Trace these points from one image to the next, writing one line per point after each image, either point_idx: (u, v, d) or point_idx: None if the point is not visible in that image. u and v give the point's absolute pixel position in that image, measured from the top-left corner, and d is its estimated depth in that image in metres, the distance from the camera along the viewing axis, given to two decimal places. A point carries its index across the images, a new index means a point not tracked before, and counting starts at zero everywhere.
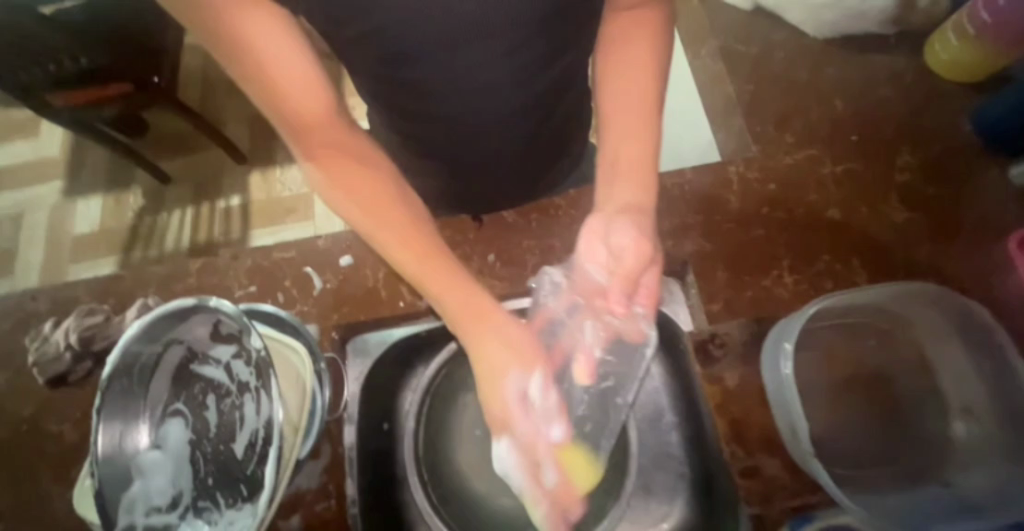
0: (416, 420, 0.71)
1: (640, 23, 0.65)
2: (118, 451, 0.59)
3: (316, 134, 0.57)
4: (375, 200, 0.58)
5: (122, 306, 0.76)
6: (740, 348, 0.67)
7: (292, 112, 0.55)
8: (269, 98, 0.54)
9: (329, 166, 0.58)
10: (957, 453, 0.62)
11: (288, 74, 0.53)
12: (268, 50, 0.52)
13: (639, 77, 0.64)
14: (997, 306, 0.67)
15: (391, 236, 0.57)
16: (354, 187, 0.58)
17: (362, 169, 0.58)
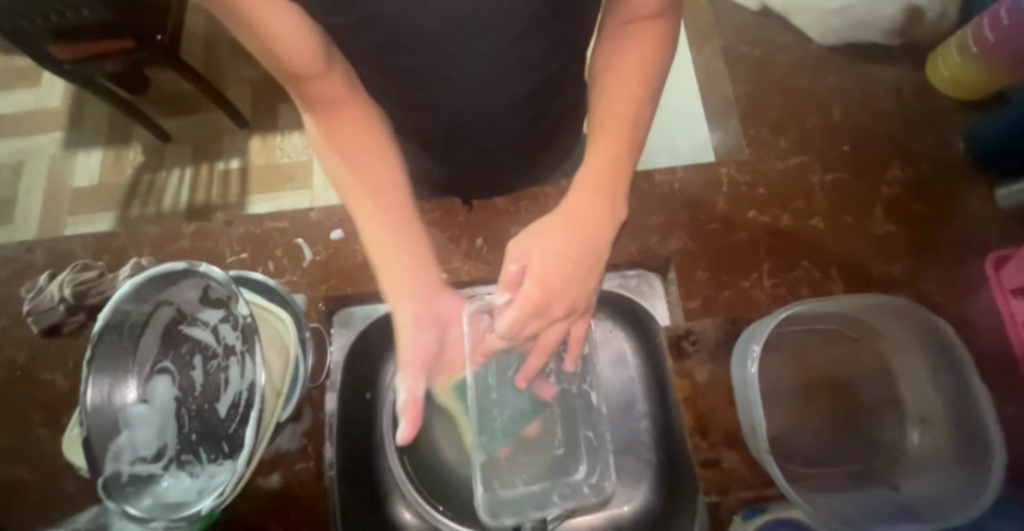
0: (396, 391, 0.75)
1: (646, 31, 0.61)
2: (107, 403, 0.61)
3: (321, 101, 0.58)
4: (369, 165, 0.59)
5: (117, 263, 0.78)
6: (712, 345, 0.69)
7: (295, 72, 0.54)
8: (272, 56, 0.53)
9: (332, 123, 0.59)
10: (908, 459, 0.65)
11: (292, 34, 0.51)
12: (268, 8, 0.50)
13: (636, 88, 0.60)
14: (966, 323, 0.68)
15: (364, 205, 0.59)
16: (355, 147, 0.59)
17: (363, 129, 0.60)
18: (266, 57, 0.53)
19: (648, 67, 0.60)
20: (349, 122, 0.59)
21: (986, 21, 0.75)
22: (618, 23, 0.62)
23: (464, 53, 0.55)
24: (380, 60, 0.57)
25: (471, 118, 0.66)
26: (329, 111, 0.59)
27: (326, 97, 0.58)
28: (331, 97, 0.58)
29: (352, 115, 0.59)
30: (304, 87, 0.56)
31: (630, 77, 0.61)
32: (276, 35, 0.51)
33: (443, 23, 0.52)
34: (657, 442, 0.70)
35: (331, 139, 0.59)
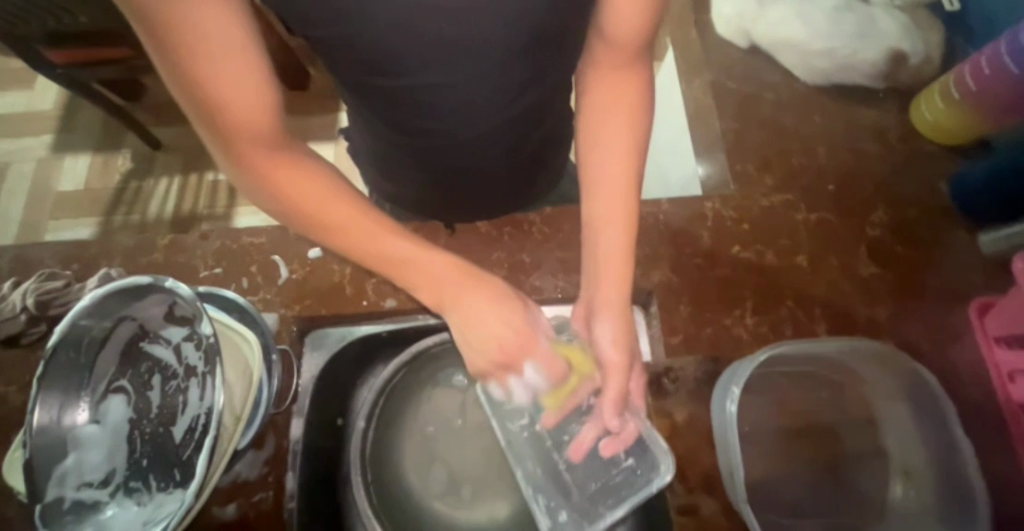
0: (367, 419, 0.70)
1: (621, 83, 0.62)
2: (55, 424, 0.58)
3: (250, 136, 0.49)
4: (327, 215, 0.55)
5: (84, 274, 0.76)
6: (692, 383, 0.67)
7: (225, 117, 0.46)
8: (203, 90, 0.44)
9: (265, 169, 0.52)
10: (891, 512, 0.63)
11: (234, 82, 0.44)
12: (224, 48, 0.42)
13: (624, 139, 0.63)
14: (951, 371, 0.67)
15: (336, 234, 0.56)
16: (301, 199, 0.54)
17: (304, 176, 0.53)
18: (189, 95, 0.44)
19: (631, 115, 0.63)
20: (288, 171, 0.53)
21: (967, 69, 0.72)
22: (596, 73, 0.63)
23: (441, 78, 0.55)
24: (362, 82, 0.56)
25: (453, 142, 0.66)
26: (263, 158, 0.51)
27: (259, 144, 0.50)
28: (267, 137, 0.50)
29: (291, 166, 0.53)
30: (234, 133, 0.48)
31: (614, 128, 0.63)
32: (212, 81, 0.43)
33: (418, 48, 0.51)
34: None
35: (270, 186, 0.53)
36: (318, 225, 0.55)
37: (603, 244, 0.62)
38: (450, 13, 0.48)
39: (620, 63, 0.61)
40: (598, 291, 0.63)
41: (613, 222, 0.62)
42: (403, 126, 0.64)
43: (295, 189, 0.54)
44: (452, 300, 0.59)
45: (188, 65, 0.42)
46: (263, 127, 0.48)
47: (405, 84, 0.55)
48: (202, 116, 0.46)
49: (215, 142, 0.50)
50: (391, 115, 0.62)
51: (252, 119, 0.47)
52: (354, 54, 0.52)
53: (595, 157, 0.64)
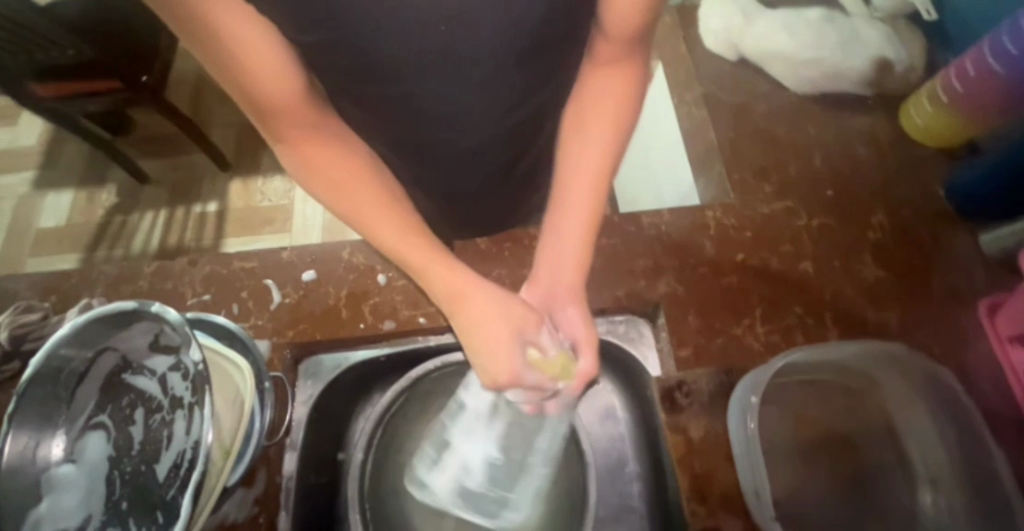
0: (365, 449, 0.66)
1: (613, 80, 0.61)
2: (28, 463, 0.54)
3: (291, 122, 0.54)
4: (362, 202, 0.58)
5: (63, 305, 0.72)
6: (706, 398, 0.64)
7: (261, 100, 0.51)
8: (237, 80, 0.49)
9: (308, 149, 0.56)
10: (923, 525, 0.59)
11: (259, 60, 0.48)
12: (249, 37, 0.47)
13: (606, 139, 0.62)
14: (965, 374, 0.66)
15: (369, 213, 0.58)
16: (334, 177, 0.57)
17: (338, 159, 0.57)
18: (224, 76, 0.50)
19: (614, 116, 0.62)
20: (327, 156, 0.57)
21: (952, 72, 0.75)
22: (587, 73, 0.62)
23: (436, 84, 0.54)
24: (356, 90, 0.55)
25: (450, 152, 0.65)
26: (302, 139, 0.56)
27: (298, 125, 0.55)
28: (307, 124, 0.55)
29: (334, 150, 0.57)
30: (272, 116, 0.53)
31: (597, 130, 0.62)
32: (241, 65, 0.48)
33: (416, 52, 0.50)
34: (650, 506, 0.66)
35: (313, 175, 0.57)
36: (354, 214, 0.58)
37: (563, 233, 0.62)
38: (449, 16, 0.47)
39: (618, 57, 0.59)
40: (557, 278, 0.62)
41: (578, 214, 0.62)
42: (399, 138, 0.63)
43: (336, 169, 0.57)
44: (458, 294, 0.58)
45: (222, 54, 0.47)
46: (295, 105, 0.52)
47: (401, 89, 0.54)
48: (248, 102, 0.52)
49: (273, 137, 0.56)
50: (390, 128, 0.61)
51: (285, 102, 0.52)
52: (349, 58, 0.50)
53: (571, 153, 0.63)
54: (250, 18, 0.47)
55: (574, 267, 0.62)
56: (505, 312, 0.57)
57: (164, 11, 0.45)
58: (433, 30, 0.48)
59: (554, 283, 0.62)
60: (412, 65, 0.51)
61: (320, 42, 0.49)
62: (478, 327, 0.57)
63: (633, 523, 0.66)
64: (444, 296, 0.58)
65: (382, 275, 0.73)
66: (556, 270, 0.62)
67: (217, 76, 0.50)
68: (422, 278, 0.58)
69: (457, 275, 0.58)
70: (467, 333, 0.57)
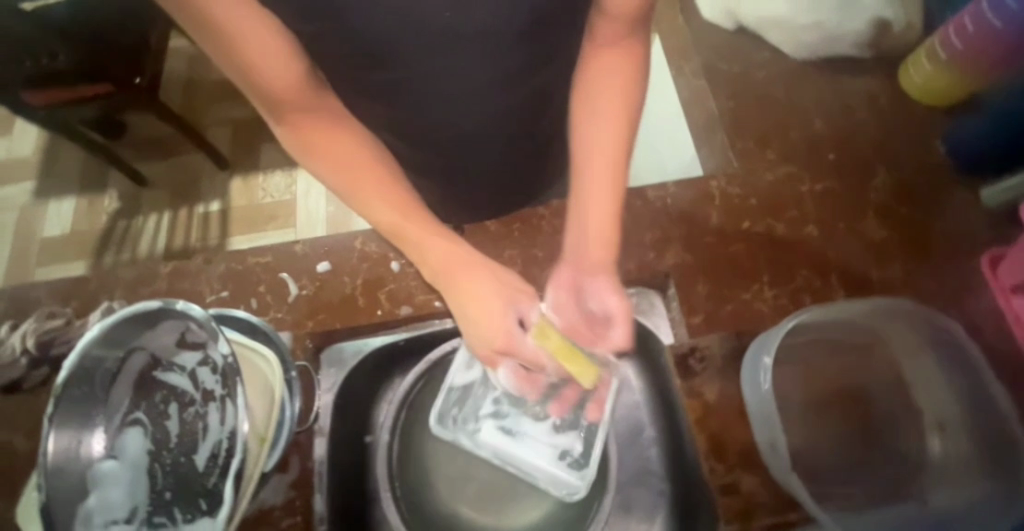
0: (390, 431, 0.69)
1: (617, 58, 0.63)
2: (72, 461, 0.55)
3: (289, 103, 0.55)
4: (361, 179, 0.59)
5: (85, 310, 0.73)
6: (720, 363, 0.66)
7: (259, 82, 0.52)
8: (235, 63, 0.50)
9: (309, 130, 0.57)
10: (932, 469, 0.62)
11: (256, 44, 0.48)
12: (241, 18, 0.47)
13: (616, 120, 0.63)
14: (970, 325, 0.68)
15: (369, 189, 0.59)
16: (334, 157, 0.59)
17: (339, 137, 0.59)
18: (226, 65, 0.51)
19: (624, 93, 0.63)
20: (328, 135, 0.58)
21: (951, 30, 0.76)
22: (592, 54, 0.63)
23: (440, 68, 0.54)
24: (362, 77, 0.56)
25: (456, 137, 0.66)
26: (302, 119, 0.57)
27: (299, 106, 0.55)
28: (304, 106, 0.56)
29: (332, 129, 0.58)
30: (272, 98, 0.54)
31: (609, 109, 0.63)
32: (236, 49, 0.48)
33: (421, 36, 0.50)
34: (669, 469, 0.68)
35: (313, 154, 0.58)
36: (354, 192, 0.59)
37: (591, 205, 0.63)
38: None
39: (620, 35, 0.61)
40: (584, 252, 0.63)
41: (603, 185, 0.63)
42: (405, 124, 0.63)
43: (335, 147, 0.59)
44: (449, 268, 0.60)
45: (218, 38, 0.48)
46: (292, 87, 0.53)
47: (405, 73, 0.54)
48: (249, 87, 0.53)
49: (274, 120, 0.57)
50: (396, 114, 0.61)
51: (285, 84, 0.52)
52: (353, 46, 0.51)
53: (587, 137, 0.64)
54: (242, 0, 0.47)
55: (604, 243, 0.63)
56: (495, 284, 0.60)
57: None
58: (437, 13, 0.48)
59: (582, 260, 0.63)
60: (417, 49, 0.51)
61: (324, 31, 0.49)
62: (473, 299, 0.59)
63: (652, 485, 0.68)
64: (438, 270, 0.60)
65: (396, 262, 0.74)
66: (582, 246, 0.63)
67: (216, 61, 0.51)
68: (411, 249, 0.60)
69: (445, 251, 0.60)
70: (463, 306, 0.60)
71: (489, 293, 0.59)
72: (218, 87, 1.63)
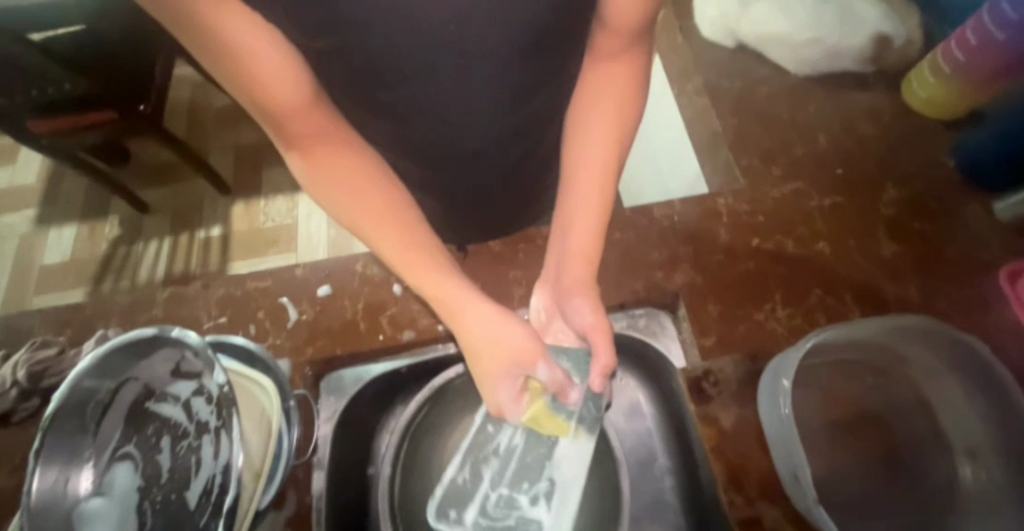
0: (392, 464, 0.65)
1: (615, 71, 0.61)
2: (57, 499, 0.52)
3: (303, 129, 0.53)
4: (371, 206, 0.57)
5: (79, 338, 0.71)
6: (735, 388, 0.63)
7: (268, 106, 0.50)
8: (245, 88, 0.49)
9: (323, 159, 0.56)
10: (965, 497, 0.58)
11: (264, 60, 0.47)
12: (252, 38, 0.46)
13: (608, 134, 0.62)
14: (991, 342, 0.65)
15: (376, 224, 0.57)
16: (349, 189, 0.57)
17: (351, 162, 0.57)
18: (235, 87, 0.49)
19: (620, 106, 0.62)
20: (341, 162, 0.56)
21: (954, 43, 0.76)
22: (590, 67, 0.61)
23: (442, 86, 0.53)
24: (364, 96, 0.55)
25: (460, 156, 0.65)
26: (316, 147, 0.55)
27: (310, 131, 0.53)
28: (315, 132, 0.54)
29: (344, 156, 0.56)
30: (282, 124, 0.52)
31: (603, 122, 0.62)
32: (248, 72, 0.47)
33: (424, 54, 0.50)
34: (685, 499, 0.65)
35: (325, 177, 0.56)
36: (360, 222, 0.57)
37: (575, 221, 0.62)
38: (458, 16, 0.47)
39: (620, 49, 0.59)
40: (565, 272, 0.63)
41: (588, 202, 0.62)
42: (408, 144, 0.63)
43: (348, 175, 0.57)
44: (453, 306, 0.58)
45: (230, 60, 0.47)
46: (301, 108, 0.51)
47: (407, 94, 0.54)
48: (260, 113, 0.52)
49: (287, 149, 0.56)
50: (398, 133, 0.61)
51: (298, 106, 0.51)
52: (357, 67, 0.51)
53: (578, 148, 0.63)
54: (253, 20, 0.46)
55: (585, 259, 0.62)
56: (494, 313, 0.58)
57: (173, 22, 0.45)
58: (441, 33, 0.48)
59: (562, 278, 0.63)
60: (422, 66, 0.51)
61: (327, 49, 0.49)
62: (474, 334, 0.58)
63: (668, 519, 0.64)
64: (443, 304, 0.58)
65: (398, 285, 0.73)
66: (567, 264, 0.62)
67: (226, 85, 0.50)
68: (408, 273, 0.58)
69: (452, 277, 0.58)
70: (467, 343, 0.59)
71: (491, 325, 0.58)
72: (221, 114, 1.65)
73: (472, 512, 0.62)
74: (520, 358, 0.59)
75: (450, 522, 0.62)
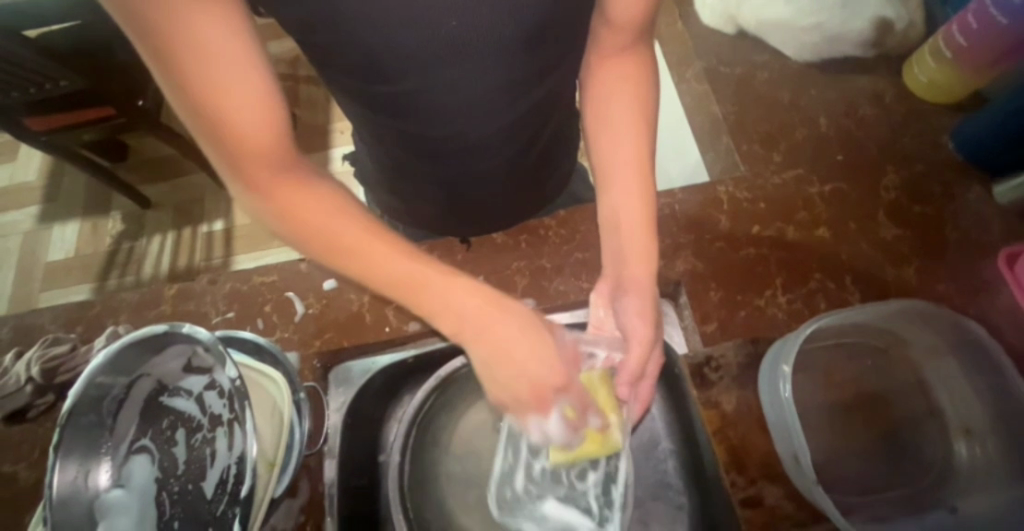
0: (401, 452, 0.66)
1: (624, 65, 0.62)
2: (78, 492, 0.54)
3: (256, 162, 0.48)
4: (337, 239, 0.51)
5: (90, 335, 0.72)
6: (736, 370, 0.65)
7: (222, 132, 0.45)
8: (198, 111, 0.44)
9: (275, 193, 0.50)
10: (959, 475, 0.60)
11: (232, 82, 0.43)
12: (219, 49, 0.41)
13: (628, 118, 0.62)
14: (988, 324, 0.66)
15: (346, 258, 0.52)
16: (306, 220, 0.51)
17: (313, 199, 0.51)
18: (185, 107, 0.44)
19: (635, 95, 0.62)
20: (300, 196, 0.51)
21: (955, 26, 0.75)
22: (598, 60, 0.62)
23: (446, 79, 0.54)
24: (367, 90, 0.55)
25: (462, 148, 0.65)
26: (270, 180, 0.50)
27: (267, 165, 0.48)
28: (272, 166, 0.49)
29: (303, 190, 0.51)
30: (233, 154, 0.47)
31: (617, 115, 0.62)
32: (207, 94, 0.43)
33: (425, 47, 0.50)
34: (688, 481, 0.66)
35: (275, 210, 0.51)
36: (338, 257, 0.52)
37: (617, 218, 0.61)
38: (457, 10, 0.47)
39: (625, 44, 0.60)
40: (625, 269, 0.61)
41: (626, 195, 0.61)
42: (410, 138, 0.63)
43: (303, 209, 0.51)
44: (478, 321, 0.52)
45: (185, 76, 0.42)
46: (263, 141, 0.46)
47: (409, 87, 0.54)
48: (208, 140, 0.46)
49: (237, 179, 0.50)
50: (399, 127, 0.61)
51: (258, 142, 0.46)
52: (357, 61, 0.51)
53: (601, 140, 0.63)
54: (229, 30, 0.42)
55: (640, 255, 0.60)
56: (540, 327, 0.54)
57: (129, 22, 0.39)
58: (442, 23, 0.48)
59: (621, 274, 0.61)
60: (425, 59, 0.51)
61: (329, 43, 0.49)
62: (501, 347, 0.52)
63: (671, 500, 0.66)
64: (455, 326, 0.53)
65: None
66: (625, 261, 0.60)
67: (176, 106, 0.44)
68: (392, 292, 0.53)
69: (460, 283, 0.52)
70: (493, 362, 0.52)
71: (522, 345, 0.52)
72: None
73: (520, 480, 0.63)
74: (531, 356, 0.52)
75: (504, 494, 0.62)
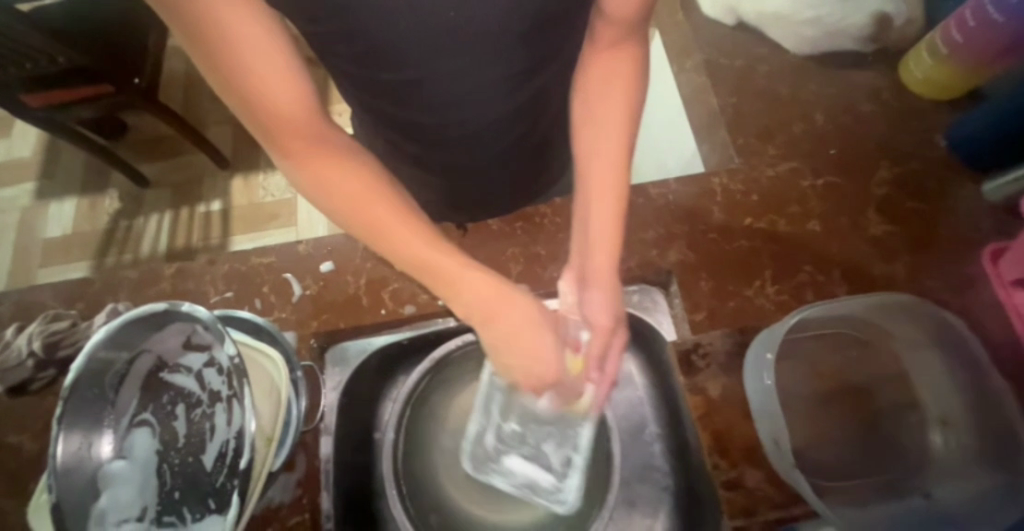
0: (395, 430, 0.68)
1: (619, 56, 0.62)
2: (82, 462, 0.56)
3: (299, 137, 0.52)
4: (370, 215, 0.55)
5: (91, 311, 0.73)
6: (723, 359, 0.66)
7: (263, 108, 0.49)
8: (239, 90, 0.48)
9: (317, 169, 0.54)
10: (934, 462, 0.62)
11: (259, 59, 0.46)
12: (247, 28, 0.45)
13: (619, 110, 0.63)
14: (970, 318, 0.68)
15: (381, 234, 0.55)
16: (343, 195, 0.55)
17: (349, 174, 0.55)
18: (225, 88, 0.48)
19: (626, 87, 0.62)
20: (338, 173, 0.55)
21: (953, 23, 0.74)
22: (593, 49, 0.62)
23: (443, 67, 0.54)
24: (366, 75, 0.56)
25: (460, 135, 0.66)
26: (309, 156, 0.54)
27: (307, 139, 0.53)
28: (311, 142, 0.53)
29: (341, 166, 0.55)
30: (275, 129, 0.51)
31: (609, 105, 0.63)
32: (242, 71, 0.47)
33: (423, 34, 0.50)
34: (672, 464, 0.68)
35: (315, 184, 0.55)
36: (371, 233, 0.55)
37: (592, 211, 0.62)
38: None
39: (620, 38, 0.61)
40: (588, 258, 0.62)
41: (603, 190, 0.62)
42: (409, 123, 0.64)
43: (342, 184, 0.55)
44: (487, 322, 0.57)
45: (220, 55, 0.46)
46: (299, 115, 0.51)
47: (407, 73, 0.55)
48: (253, 118, 0.51)
49: (282, 156, 0.54)
50: (398, 112, 0.61)
51: (292, 114, 0.50)
52: (356, 46, 0.51)
53: (589, 131, 0.64)
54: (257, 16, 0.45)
55: (607, 249, 0.62)
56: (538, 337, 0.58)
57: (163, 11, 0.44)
58: (440, 12, 0.48)
59: (585, 266, 0.63)
60: (423, 46, 0.51)
61: (328, 27, 0.49)
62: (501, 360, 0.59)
63: (656, 481, 0.68)
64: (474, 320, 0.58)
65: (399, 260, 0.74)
66: (589, 255, 0.62)
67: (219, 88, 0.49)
68: (403, 265, 0.56)
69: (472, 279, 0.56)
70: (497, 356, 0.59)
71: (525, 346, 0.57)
72: None
73: (491, 440, 0.68)
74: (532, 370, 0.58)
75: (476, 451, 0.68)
